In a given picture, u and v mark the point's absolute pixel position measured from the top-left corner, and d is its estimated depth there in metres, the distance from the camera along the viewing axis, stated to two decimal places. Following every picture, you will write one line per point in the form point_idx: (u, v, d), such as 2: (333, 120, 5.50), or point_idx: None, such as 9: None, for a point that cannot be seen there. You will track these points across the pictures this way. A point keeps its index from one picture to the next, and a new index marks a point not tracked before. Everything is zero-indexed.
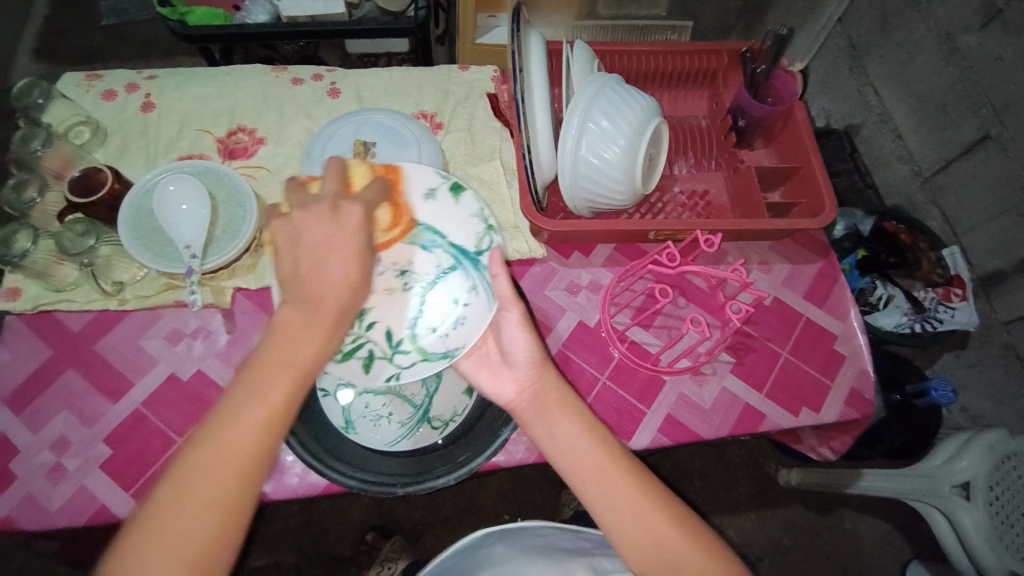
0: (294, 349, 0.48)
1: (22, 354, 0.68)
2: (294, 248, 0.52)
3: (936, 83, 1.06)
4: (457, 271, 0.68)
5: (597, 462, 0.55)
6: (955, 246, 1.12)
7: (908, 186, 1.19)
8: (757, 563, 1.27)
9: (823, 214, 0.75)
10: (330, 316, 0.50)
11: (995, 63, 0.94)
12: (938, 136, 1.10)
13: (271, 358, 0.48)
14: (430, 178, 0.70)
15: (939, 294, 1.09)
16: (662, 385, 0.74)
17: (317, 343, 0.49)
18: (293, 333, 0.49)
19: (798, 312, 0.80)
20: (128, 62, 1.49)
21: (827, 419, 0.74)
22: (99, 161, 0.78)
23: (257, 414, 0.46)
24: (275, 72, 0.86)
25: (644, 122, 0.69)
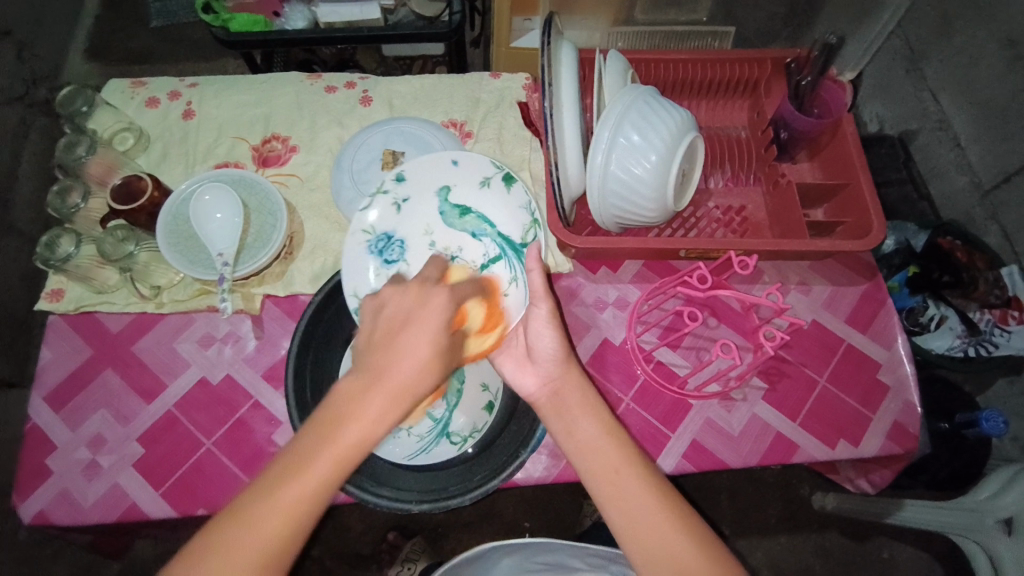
0: (350, 428, 0.44)
1: (65, 353, 0.71)
2: (373, 319, 0.50)
3: (999, 91, 0.99)
4: (501, 261, 0.71)
5: (611, 461, 0.53)
6: (1012, 266, 1.02)
7: (965, 200, 1.11)
8: None
9: (870, 235, 0.70)
10: (392, 398, 0.45)
11: None
12: (1000, 146, 1.02)
13: (326, 438, 0.43)
14: (483, 167, 0.72)
15: (995, 316, 1.02)
16: (688, 409, 0.71)
17: (373, 419, 0.44)
18: (360, 411, 0.44)
19: (839, 337, 0.75)
20: (176, 64, 1.56)
21: (866, 453, 0.70)
22: (142, 167, 0.81)
23: (301, 492, 0.42)
24: (310, 79, 0.87)
25: (678, 138, 0.66)
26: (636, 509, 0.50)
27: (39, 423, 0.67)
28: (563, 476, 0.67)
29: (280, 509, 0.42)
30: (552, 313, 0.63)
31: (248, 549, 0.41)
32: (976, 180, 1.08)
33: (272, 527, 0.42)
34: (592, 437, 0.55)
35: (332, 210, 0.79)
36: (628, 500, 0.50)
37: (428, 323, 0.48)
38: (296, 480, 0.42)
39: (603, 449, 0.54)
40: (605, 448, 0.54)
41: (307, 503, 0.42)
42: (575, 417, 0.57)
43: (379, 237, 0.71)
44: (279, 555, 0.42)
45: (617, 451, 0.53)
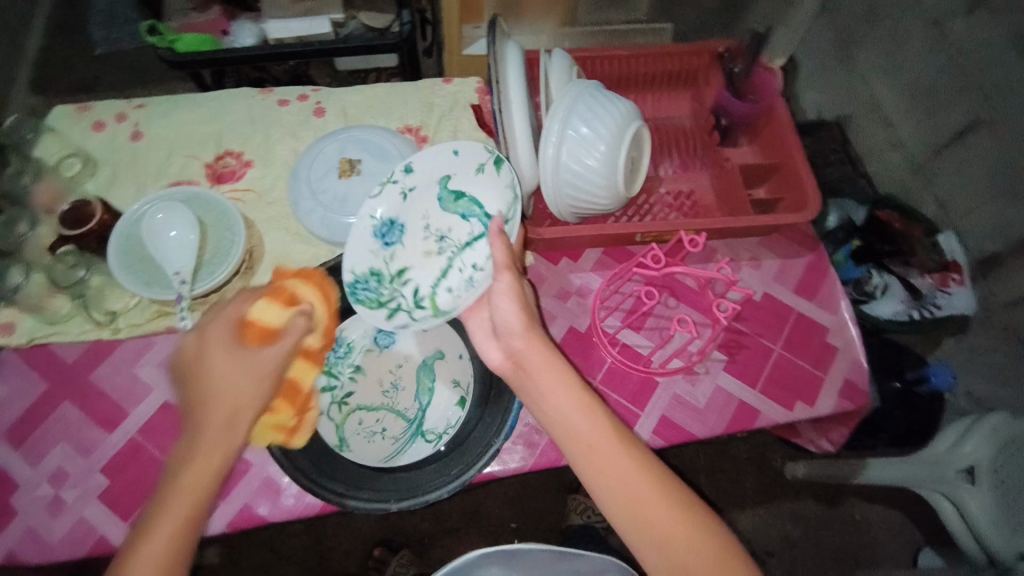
0: (189, 463, 0.52)
1: (19, 388, 0.69)
2: (187, 377, 0.57)
3: (926, 69, 1.07)
4: (484, 239, 0.73)
5: (601, 446, 0.56)
6: (949, 231, 1.11)
7: (900, 176, 1.20)
8: (768, 558, 1.28)
9: (808, 209, 0.74)
10: (229, 420, 0.54)
11: (984, 46, 0.95)
12: (929, 122, 1.10)
13: (184, 475, 0.52)
14: (477, 153, 0.72)
15: (936, 279, 1.08)
16: (655, 387, 0.74)
17: (210, 458, 0.53)
18: (207, 447, 0.53)
19: (789, 306, 0.80)
20: (122, 90, 1.53)
21: (823, 413, 0.74)
22: (91, 192, 0.79)
23: (172, 525, 0.50)
24: (261, 95, 0.87)
25: (624, 127, 0.69)
26: (618, 478, 0.55)
27: None
28: (540, 463, 0.69)
29: (155, 550, 0.49)
30: (513, 281, 0.63)
31: None
32: (908, 155, 1.17)
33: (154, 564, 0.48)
34: (575, 422, 0.57)
35: (291, 222, 0.79)
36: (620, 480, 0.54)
37: (248, 348, 0.57)
38: (158, 518, 0.50)
39: (594, 429, 0.57)
40: (590, 432, 0.57)
41: (173, 532, 0.50)
42: (550, 395, 0.58)
43: (381, 223, 0.71)
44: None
45: (605, 435, 0.57)
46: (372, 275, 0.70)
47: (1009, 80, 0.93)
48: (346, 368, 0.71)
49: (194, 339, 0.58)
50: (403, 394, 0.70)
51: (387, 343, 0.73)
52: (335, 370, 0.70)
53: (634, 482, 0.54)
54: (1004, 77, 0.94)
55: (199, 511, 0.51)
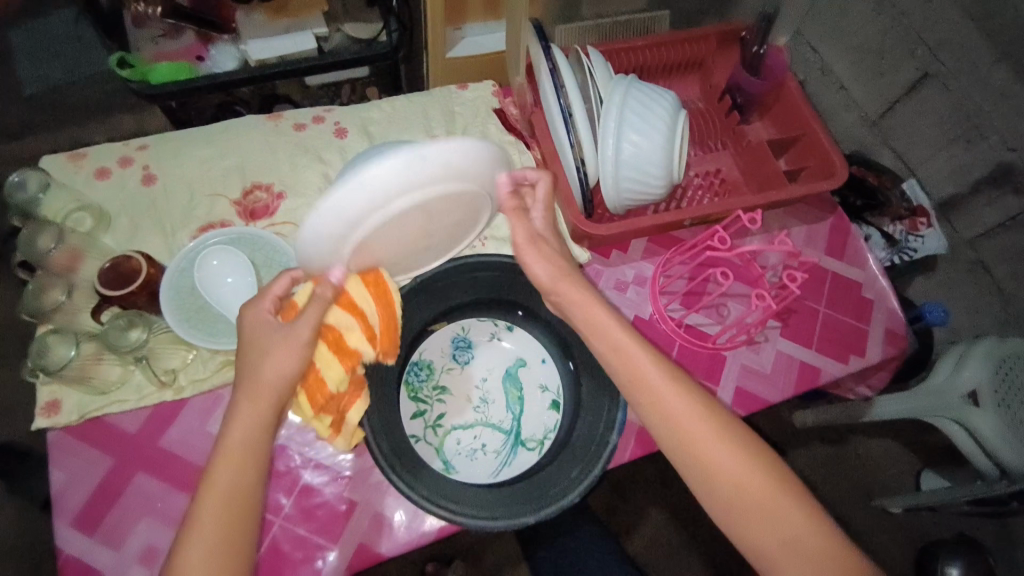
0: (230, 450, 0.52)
1: (80, 470, 0.64)
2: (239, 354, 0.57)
3: (869, 33, 1.03)
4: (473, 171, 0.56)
5: (688, 419, 0.56)
6: (911, 177, 1.11)
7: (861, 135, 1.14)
8: None
9: (837, 173, 0.79)
10: (267, 406, 0.54)
11: (925, 7, 0.94)
12: (878, 83, 1.06)
13: (227, 460, 0.51)
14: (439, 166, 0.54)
15: (906, 225, 1.11)
16: (724, 361, 0.78)
17: (245, 439, 0.52)
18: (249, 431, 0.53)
19: (825, 268, 0.85)
20: (67, 131, 1.41)
21: (872, 360, 0.81)
22: (113, 246, 0.72)
23: (224, 494, 0.50)
24: (273, 121, 0.83)
25: (674, 117, 0.72)
26: (700, 454, 0.55)
27: (72, 554, 0.60)
28: (638, 451, 0.70)
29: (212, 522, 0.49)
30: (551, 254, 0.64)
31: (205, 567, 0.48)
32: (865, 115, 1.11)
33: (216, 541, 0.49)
34: (673, 406, 0.56)
35: None
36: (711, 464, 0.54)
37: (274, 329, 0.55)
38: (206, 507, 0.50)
39: (685, 408, 0.56)
40: (678, 410, 0.56)
41: (226, 515, 0.50)
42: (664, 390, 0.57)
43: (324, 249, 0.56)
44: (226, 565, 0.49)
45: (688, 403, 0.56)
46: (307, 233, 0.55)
47: (955, 35, 0.92)
48: (432, 390, 0.70)
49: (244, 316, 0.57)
50: (495, 407, 0.70)
51: (467, 358, 0.72)
52: (422, 395, 0.70)
53: (736, 473, 0.54)
54: (949, 32, 0.92)
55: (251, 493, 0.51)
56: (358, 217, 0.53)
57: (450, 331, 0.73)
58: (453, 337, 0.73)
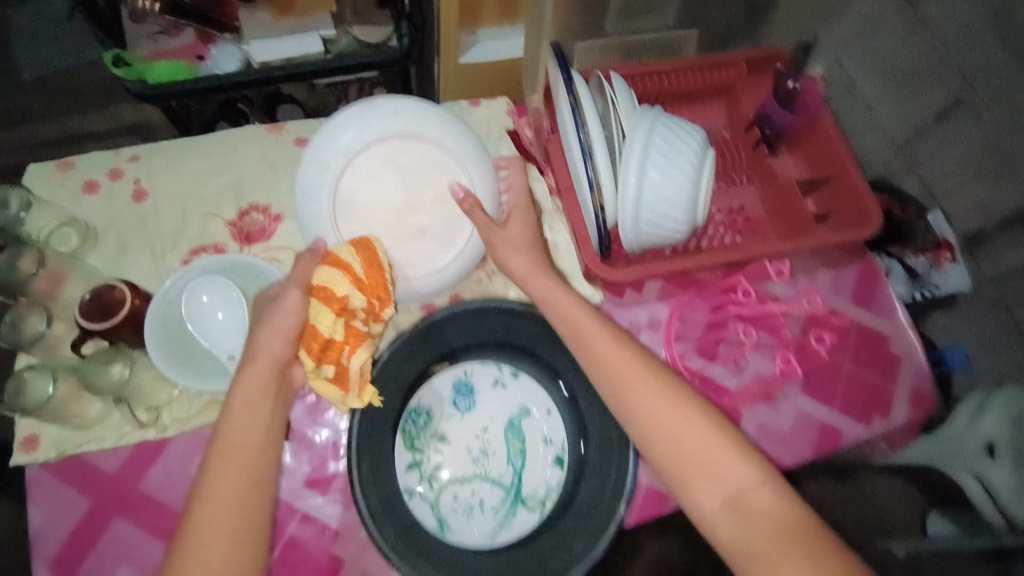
0: (249, 412, 0.57)
1: (57, 511, 0.60)
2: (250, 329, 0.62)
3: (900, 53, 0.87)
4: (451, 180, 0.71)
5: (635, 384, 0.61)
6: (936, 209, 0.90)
7: (881, 159, 0.95)
8: None
9: (870, 222, 0.73)
10: (271, 375, 0.59)
11: (961, 31, 0.78)
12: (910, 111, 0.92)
13: (238, 428, 0.56)
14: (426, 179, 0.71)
15: (929, 257, 0.89)
16: (740, 418, 0.73)
17: (259, 394, 0.58)
18: (256, 399, 0.58)
19: (851, 319, 0.80)
20: (64, 117, 1.34)
21: (896, 422, 0.76)
22: (98, 267, 0.68)
23: (242, 439, 0.56)
24: (273, 133, 0.77)
25: (702, 156, 0.66)
26: (644, 413, 0.60)
27: None
28: (644, 514, 0.67)
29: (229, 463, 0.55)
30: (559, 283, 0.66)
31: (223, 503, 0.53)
32: (887, 137, 0.93)
33: (230, 503, 0.53)
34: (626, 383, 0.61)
35: None
36: (661, 430, 0.59)
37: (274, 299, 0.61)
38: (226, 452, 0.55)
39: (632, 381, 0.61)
40: (623, 381, 0.61)
41: (242, 457, 0.55)
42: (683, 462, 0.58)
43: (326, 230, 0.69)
44: (242, 499, 0.54)
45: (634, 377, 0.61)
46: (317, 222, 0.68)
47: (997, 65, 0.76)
48: (428, 439, 0.66)
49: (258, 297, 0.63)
50: (494, 460, 0.66)
51: (467, 405, 0.68)
52: (418, 444, 0.66)
53: (671, 426, 0.59)
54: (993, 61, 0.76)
55: (261, 459, 0.56)
56: (342, 157, 0.69)
57: (452, 374, 0.68)
58: (454, 381, 0.68)
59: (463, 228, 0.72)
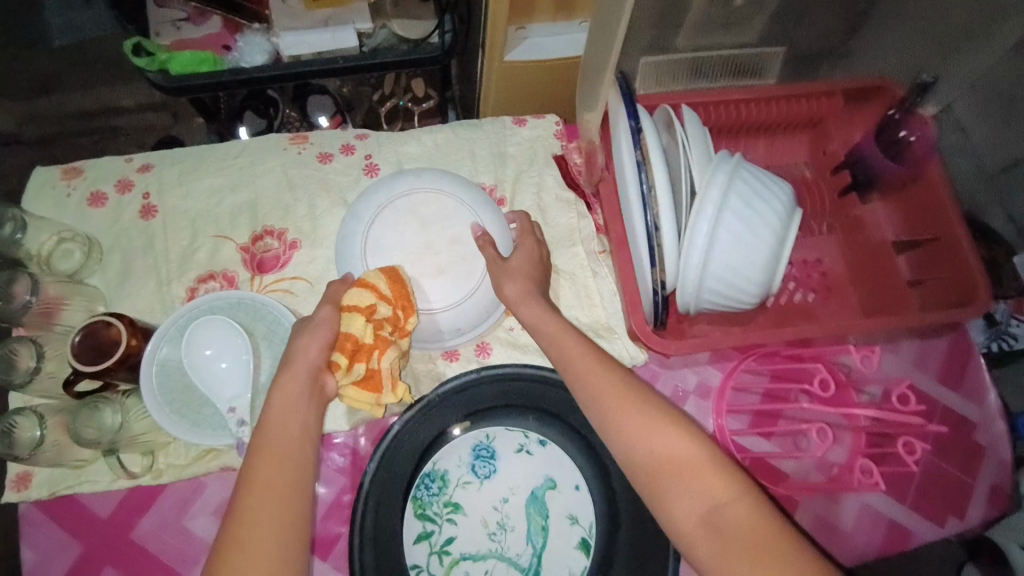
0: (289, 415, 0.51)
1: (46, 553, 0.56)
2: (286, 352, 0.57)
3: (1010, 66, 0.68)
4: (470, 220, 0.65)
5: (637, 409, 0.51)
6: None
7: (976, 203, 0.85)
8: None
9: (975, 300, 0.63)
10: (305, 375, 0.53)
11: None
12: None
13: (276, 425, 0.50)
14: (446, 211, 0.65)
15: (1012, 303, 0.71)
16: (794, 506, 0.65)
17: (297, 394, 0.52)
18: (293, 398, 0.52)
19: (932, 399, 0.70)
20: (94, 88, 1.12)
21: (975, 525, 0.66)
22: (100, 290, 0.63)
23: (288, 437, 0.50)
24: (295, 146, 0.71)
25: (787, 219, 0.58)
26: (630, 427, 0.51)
27: None
28: None
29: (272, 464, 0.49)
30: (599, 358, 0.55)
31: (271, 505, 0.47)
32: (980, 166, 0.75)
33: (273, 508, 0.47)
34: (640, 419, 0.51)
35: None
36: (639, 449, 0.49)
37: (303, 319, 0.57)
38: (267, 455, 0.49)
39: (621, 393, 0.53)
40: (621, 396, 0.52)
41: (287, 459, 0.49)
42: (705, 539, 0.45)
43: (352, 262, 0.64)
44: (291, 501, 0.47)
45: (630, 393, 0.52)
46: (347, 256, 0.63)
47: None
48: (442, 507, 0.59)
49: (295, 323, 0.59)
50: (513, 536, 0.59)
51: (488, 472, 0.61)
52: (430, 513, 0.59)
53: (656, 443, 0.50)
54: None
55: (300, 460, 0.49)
56: (368, 214, 0.65)
57: (472, 437, 0.61)
58: (474, 443, 0.61)
59: (479, 267, 0.64)
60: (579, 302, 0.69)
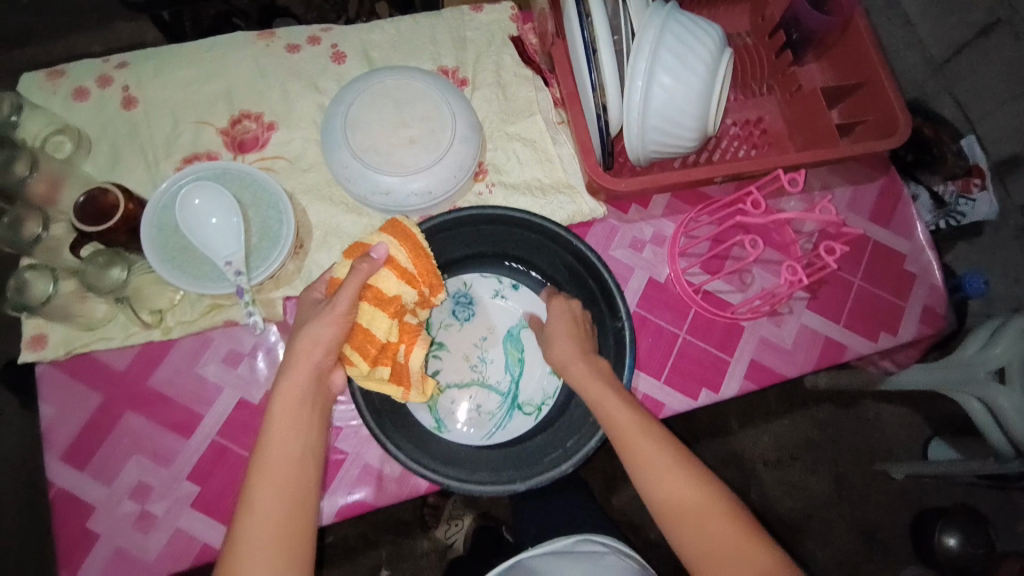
0: (292, 427, 0.53)
1: (69, 405, 0.63)
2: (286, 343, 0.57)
3: None
4: (440, 95, 0.69)
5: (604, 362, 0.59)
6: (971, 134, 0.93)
7: (916, 80, 0.98)
8: (792, 463, 1.24)
9: (898, 131, 0.69)
10: (309, 381, 0.55)
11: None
12: (953, 26, 0.88)
13: (279, 438, 0.52)
14: (419, 90, 0.69)
15: (958, 184, 0.92)
16: (741, 332, 0.73)
17: (299, 402, 0.54)
18: (298, 400, 0.54)
19: (866, 235, 0.77)
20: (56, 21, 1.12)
21: (905, 338, 0.75)
22: (93, 175, 0.68)
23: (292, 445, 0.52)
24: (263, 39, 0.74)
25: (716, 56, 0.63)
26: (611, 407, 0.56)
27: (65, 485, 0.61)
28: None
29: (278, 470, 0.51)
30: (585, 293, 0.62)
31: (275, 509, 0.49)
32: (925, 58, 0.95)
33: (280, 534, 0.49)
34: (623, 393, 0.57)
35: (335, 190, 0.71)
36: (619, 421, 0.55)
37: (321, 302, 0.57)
38: (268, 467, 0.51)
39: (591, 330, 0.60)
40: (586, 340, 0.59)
41: (291, 465, 0.51)
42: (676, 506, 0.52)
43: (330, 140, 0.68)
44: (295, 507, 0.50)
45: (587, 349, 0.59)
46: (326, 134, 0.68)
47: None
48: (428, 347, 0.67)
49: (306, 304, 0.58)
50: (493, 367, 0.67)
51: (467, 314, 0.68)
52: None
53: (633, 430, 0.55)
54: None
55: (307, 476, 0.52)
56: (348, 98, 0.69)
57: (452, 286, 0.69)
58: (454, 292, 0.69)
59: (448, 134, 0.68)
60: (542, 164, 0.75)
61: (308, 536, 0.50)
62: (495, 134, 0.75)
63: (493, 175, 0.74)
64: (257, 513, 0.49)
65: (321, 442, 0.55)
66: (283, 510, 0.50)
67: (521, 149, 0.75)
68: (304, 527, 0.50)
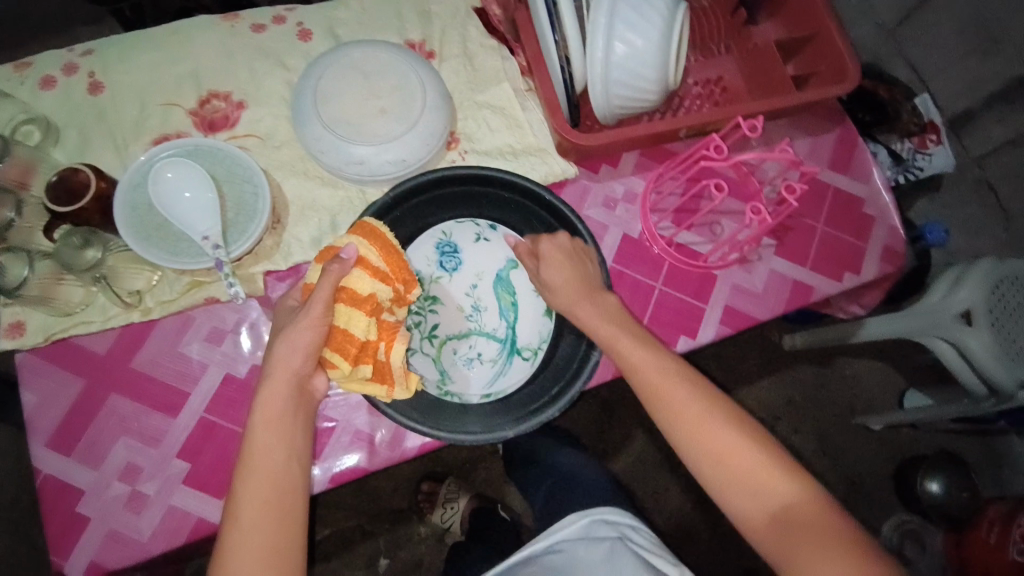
0: (275, 437, 0.52)
1: (52, 391, 0.63)
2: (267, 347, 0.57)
3: None
4: (407, 65, 0.70)
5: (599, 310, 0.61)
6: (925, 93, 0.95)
7: (868, 41, 1.02)
8: (775, 423, 1.28)
9: (847, 78, 0.73)
10: (290, 389, 0.54)
11: None
12: None
13: (262, 448, 0.52)
14: (386, 61, 0.70)
15: (915, 142, 0.95)
16: (714, 281, 0.75)
17: (281, 411, 0.53)
18: (279, 410, 0.53)
19: (827, 184, 0.81)
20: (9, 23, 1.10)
21: (868, 277, 0.79)
22: (63, 161, 0.68)
23: (277, 454, 0.52)
24: (228, 21, 0.74)
25: (673, 9, 0.65)
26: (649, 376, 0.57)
27: (52, 473, 0.61)
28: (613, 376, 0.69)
29: (263, 479, 0.51)
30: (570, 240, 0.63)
31: (262, 520, 0.49)
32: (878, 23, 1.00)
33: (268, 545, 0.49)
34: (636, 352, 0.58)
35: (309, 165, 0.72)
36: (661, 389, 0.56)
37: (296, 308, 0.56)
38: (253, 478, 0.50)
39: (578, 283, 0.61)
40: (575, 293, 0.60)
41: (276, 475, 0.51)
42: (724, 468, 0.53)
43: (300, 115, 0.68)
44: (281, 517, 0.50)
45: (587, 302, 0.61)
46: (295, 109, 0.69)
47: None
48: (424, 301, 0.67)
49: (283, 313, 0.58)
50: (488, 315, 0.68)
51: (454, 264, 0.69)
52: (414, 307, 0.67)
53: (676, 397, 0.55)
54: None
55: (292, 485, 0.52)
56: (316, 73, 0.69)
57: (432, 239, 0.69)
58: (436, 243, 0.69)
59: (419, 102, 0.68)
60: (511, 129, 0.77)
61: (295, 546, 0.50)
62: (464, 103, 0.77)
63: (464, 143, 0.76)
64: (244, 525, 0.49)
65: (306, 449, 0.54)
66: (270, 520, 0.49)
67: (490, 116, 0.77)
68: (291, 537, 0.50)
